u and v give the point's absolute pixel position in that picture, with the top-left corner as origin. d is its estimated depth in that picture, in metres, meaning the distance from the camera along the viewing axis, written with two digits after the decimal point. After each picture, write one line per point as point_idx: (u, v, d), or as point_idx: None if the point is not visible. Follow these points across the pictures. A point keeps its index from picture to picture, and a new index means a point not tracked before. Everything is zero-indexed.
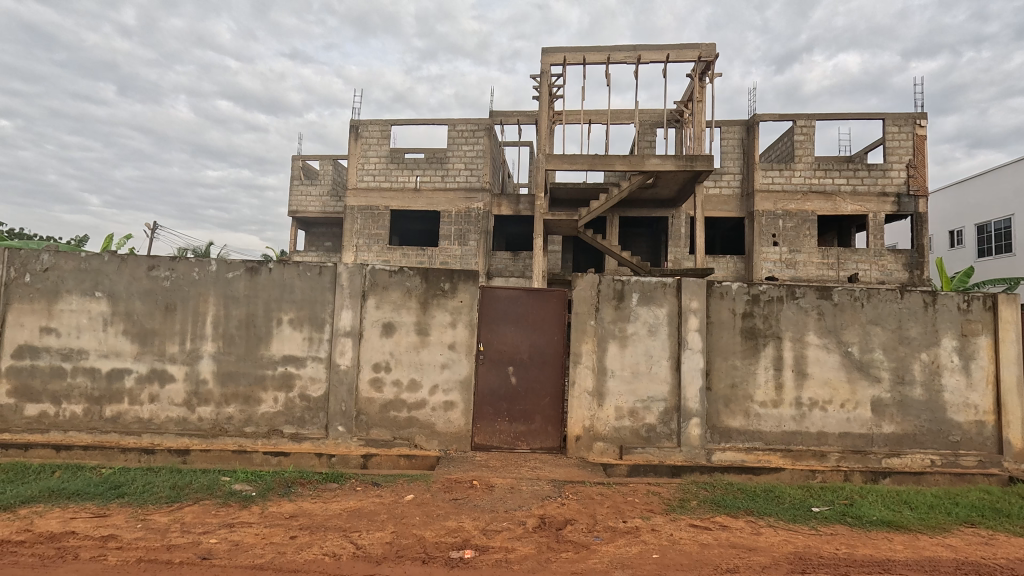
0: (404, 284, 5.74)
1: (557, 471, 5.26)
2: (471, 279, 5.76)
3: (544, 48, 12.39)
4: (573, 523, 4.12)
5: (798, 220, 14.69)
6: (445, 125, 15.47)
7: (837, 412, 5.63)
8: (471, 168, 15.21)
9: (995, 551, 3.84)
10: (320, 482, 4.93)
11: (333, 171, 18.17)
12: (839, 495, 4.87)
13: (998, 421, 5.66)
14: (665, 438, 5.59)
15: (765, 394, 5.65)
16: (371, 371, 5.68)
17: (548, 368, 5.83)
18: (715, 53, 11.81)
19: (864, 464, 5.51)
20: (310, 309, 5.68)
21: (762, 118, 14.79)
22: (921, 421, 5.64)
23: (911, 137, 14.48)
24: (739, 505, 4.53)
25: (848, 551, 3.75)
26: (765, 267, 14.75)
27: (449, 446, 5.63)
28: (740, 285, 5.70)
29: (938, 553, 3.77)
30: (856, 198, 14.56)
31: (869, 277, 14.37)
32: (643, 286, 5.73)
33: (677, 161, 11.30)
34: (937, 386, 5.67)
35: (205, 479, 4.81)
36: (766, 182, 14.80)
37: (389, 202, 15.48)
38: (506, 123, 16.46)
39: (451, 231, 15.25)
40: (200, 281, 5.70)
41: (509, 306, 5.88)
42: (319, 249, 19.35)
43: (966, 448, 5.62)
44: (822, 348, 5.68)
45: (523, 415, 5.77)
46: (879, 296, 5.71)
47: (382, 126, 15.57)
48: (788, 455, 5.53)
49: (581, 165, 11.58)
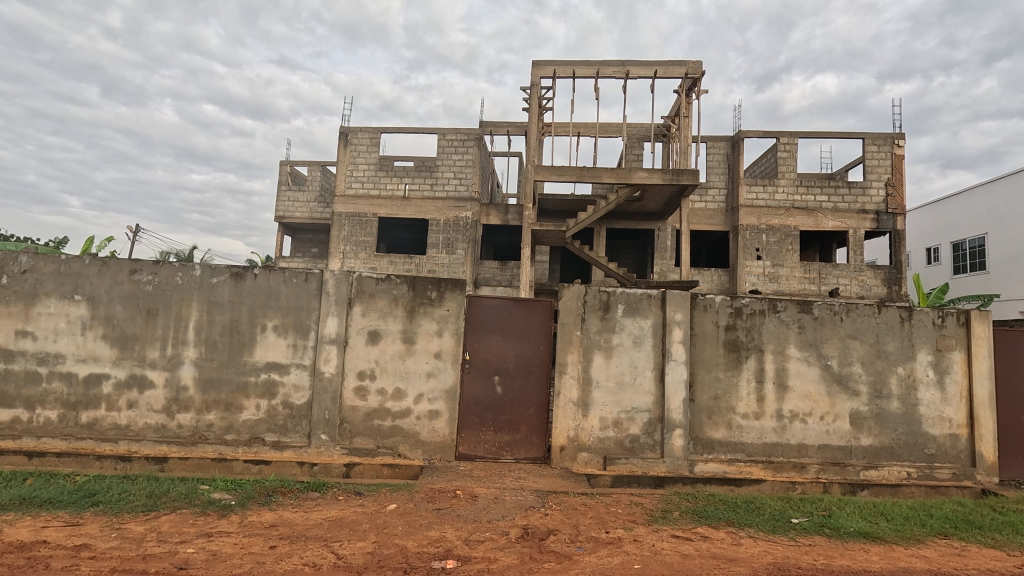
0: (391, 292, 5.73)
1: (542, 481, 5.24)
2: (458, 288, 5.79)
3: (534, 61, 12.57)
4: (556, 533, 4.12)
5: (781, 235, 14.97)
6: (435, 134, 15.50)
7: (817, 424, 5.73)
8: (460, 177, 15.26)
9: (967, 562, 3.93)
10: (302, 491, 4.87)
11: (322, 177, 18.05)
12: (818, 506, 4.93)
13: (972, 435, 5.81)
14: (649, 449, 5.63)
15: (748, 405, 5.73)
16: (356, 379, 5.64)
17: (533, 378, 5.85)
18: (701, 70, 12.08)
19: (843, 476, 5.61)
20: (295, 316, 5.65)
21: (746, 134, 15.09)
22: (898, 433, 5.76)
23: (890, 156, 14.91)
24: (721, 516, 4.57)
25: (826, 562, 3.80)
26: (748, 280, 14.96)
27: (433, 456, 5.61)
28: (723, 297, 5.79)
29: (912, 565, 3.83)
30: (837, 215, 14.90)
31: (849, 292, 14.66)
32: (629, 297, 5.80)
33: (664, 174, 11.45)
34: (913, 400, 5.80)
35: (184, 487, 4.72)
36: (751, 197, 15.08)
37: (378, 209, 15.47)
38: (496, 133, 16.58)
39: (439, 239, 15.22)
40: (184, 286, 5.64)
41: (496, 316, 5.89)
42: (305, 255, 19.17)
43: (941, 460, 5.76)
44: (802, 361, 5.79)
45: (508, 425, 5.76)
46: (857, 310, 5.84)
47: (372, 133, 15.56)
48: (769, 466, 5.61)
49: (570, 177, 11.68)
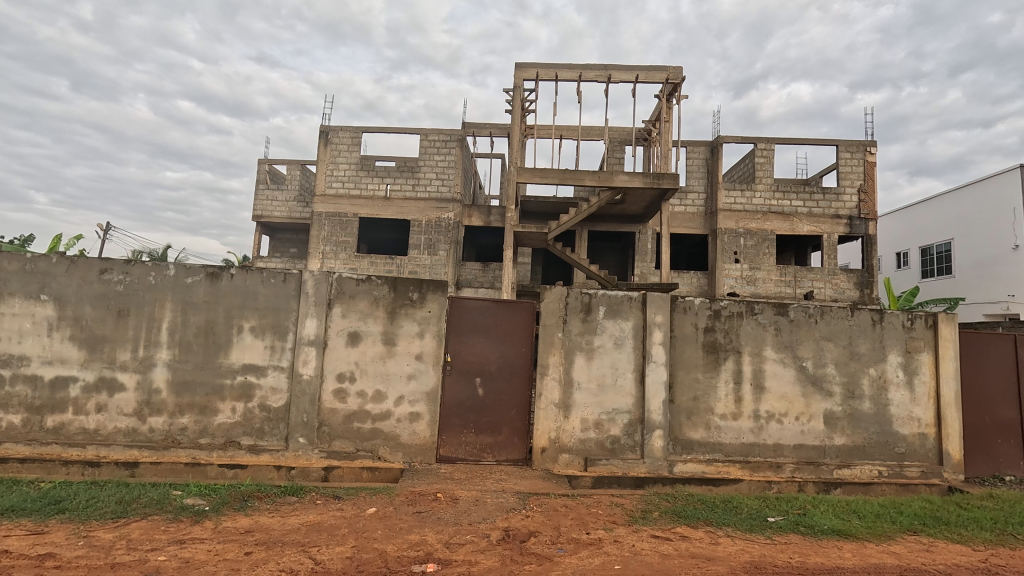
0: (372, 293, 5.67)
1: (523, 483, 5.24)
2: (441, 289, 5.75)
3: (517, 63, 12.60)
4: (537, 535, 4.12)
5: (758, 239, 15.26)
6: (417, 134, 15.41)
7: (792, 425, 5.85)
8: (442, 178, 15.18)
9: (934, 557, 4.05)
10: (279, 495, 4.78)
11: (301, 176, 17.78)
12: (794, 505, 5.03)
13: (939, 434, 5.99)
14: (629, 450, 5.68)
15: (726, 406, 5.82)
16: (336, 382, 5.57)
17: (515, 379, 5.85)
18: (682, 76, 12.25)
19: (817, 475, 5.74)
20: (273, 317, 5.55)
21: (725, 140, 15.35)
22: (870, 433, 5.92)
23: (862, 163, 15.32)
24: (700, 515, 4.63)
25: (801, 560, 3.88)
26: (726, 283, 15.20)
27: (414, 459, 5.56)
28: (702, 300, 5.88)
29: (883, 561, 3.93)
30: (812, 220, 15.25)
31: (823, 295, 15.03)
32: (610, 300, 5.84)
33: (645, 178, 11.59)
34: (884, 400, 5.96)
35: (155, 493, 4.59)
36: (729, 202, 15.33)
37: (358, 209, 15.30)
38: (479, 135, 16.56)
39: (421, 240, 15.11)
40: (157, 285, 5.50)
41: (478, 317, 5.88)
42: (284, 255, 18.87)
43: (911, 459, 5.93)
44: (779, 362, 5.90)
45: (490, 427, 5.75)
46: (832, 313, 5.98)
47: (353, 133, 15.38)
48: (746, 466, 5.70)
49: (552, 179, 11.72)
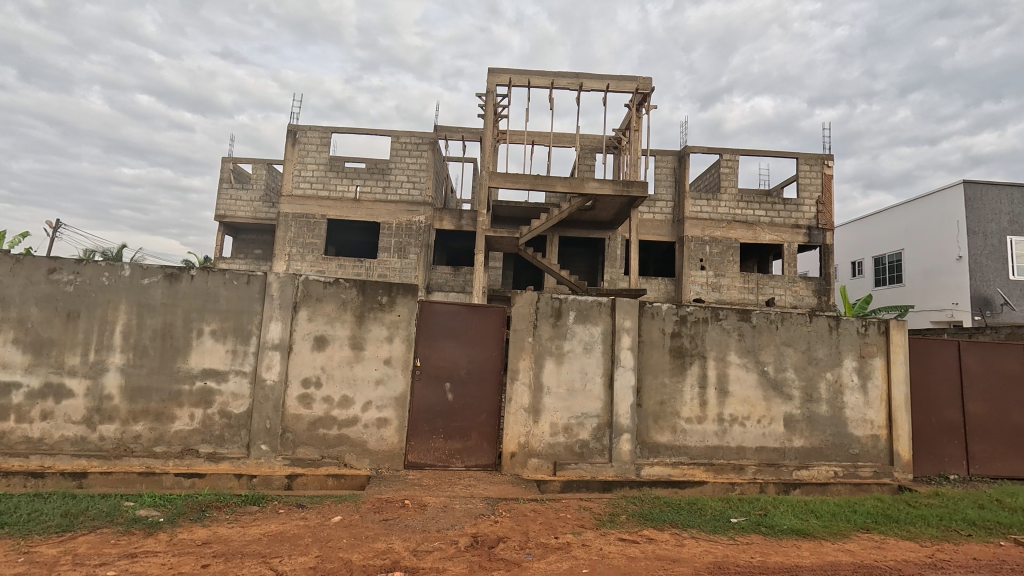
0: (339, 297, 5.56)
1: (492, 489, 5.21)
2: (410, 293, 5.69)
3: (490, 68, 12.63)
4: (506, 541, 4.11)
5: (723, 247, 15.70)
6: (388, 136, 15.24)
7: (754, 428, 6.02)
8: (413, 181, 15.05)
9: (886, 554, 4.23)
10: (239, 505, 4.62)
11: (267, 176, 17.32)
12: (755, 506, 5.17)
13: (890, 436, 6.28)
14: (598, 454, 5.74)
15: (691, 410, 5.94)
16: (301, 387, 5.43)
17: (485, 384, 5.83)
18: (651, 86, 12.52)
19: (778, 476, 5.92)
20: (236, 320, 5.38)
21: (692, 150, 15.76)
22: (826, 435, 6.15)
23: (820, 176, 15.98)
24: (666, 517, 4.71)
25: (762, 559, 3.98)
26: (693, 289, 15.56)
27: (381, 465, 5.47)
28: (669, 306, 6.00)
29: (838, 558, 4.08)
30: (774, 229, 15.80)
31: (783, 302, 15.56)
32: (580, 305, 5.89)
33: (615, 185, 11.78)
34: (840, 403, 6.21)
35: (106, 505, 4.36)
36: (695, 210, 15.74)
37: (326, 211, 15.01)
38: (451, 138, 16.51)
39: (391, 243, 14.93)
40: (111, 286, 5.25)
41: (448, 322, 5.84)
42: (248, 257, 18.33)
43: (864, 460, 6.19)
44: (741, 367, 6.07)
45: (459, 432, 5.71)
46: (791, 319, 6.20)
47: (322, 133, 15.09)
48: (711, 468, 5.83)
49: (524, 185, 11.78)
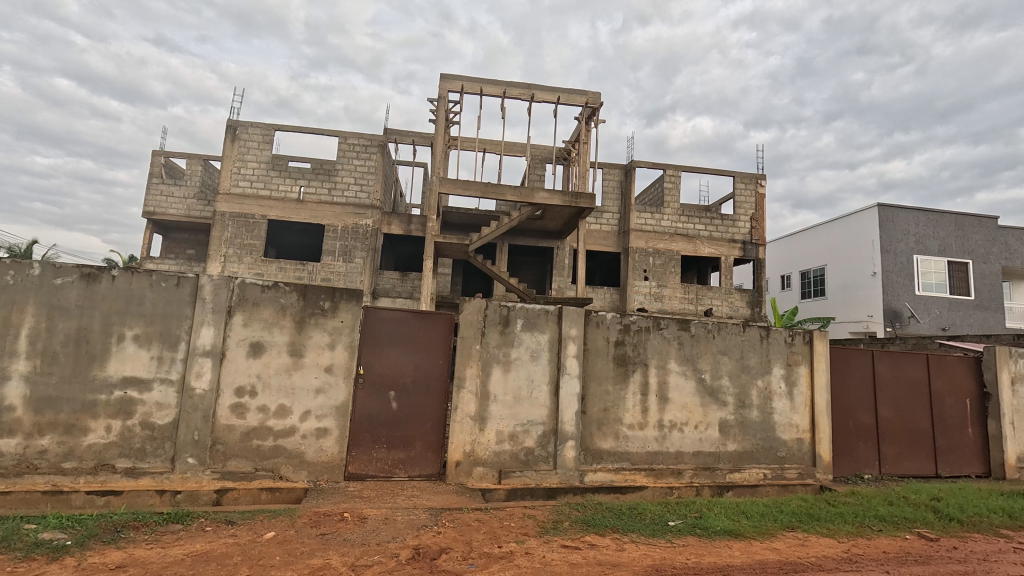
0: (278, 301, 5.32)
1: (435, 499, 5.13)
2: (355, 299, 5.53)
3: (442, 74, 12.59)
4: (448, 551, 4.05)
5: (665, 259, 16.33)
6: (336, 136, 14.83)
7: (691, 433, 6.26)
8: (361, 184, 14.69)
9: (808, 551, 4.50)
10: (160, 523, 4.29)
11: (203, 172, 16.37)
12: (691, 509, 5.37)
13: (813, 439, 6.71)
14: (543, 461, 5.78)
15: (633, 417, 6.11)
16: (233, 396, 5.14)
17: (431, 392, 5.74)
18: (600, 101, 12.90)
19: (712, 479, 6.19)
20: (162, 325, 5.03)
21: (638, 164, 16.34)
22: (757, 439, 6.49)
23: (754, 194, 16.99)
24: (607, 523, 4.80)
25: (696, 560, 4.14)
26: (637, 299, 16.07)
27: (319, 477, 5.26)
28: (613, 315, 6.16)
29: (766, 556, 4.31)
30: (712, 243, 16.61)
31: (720, 312, 16.36)
32: (528, 313, 5.94)
33: (564, 196, 12.00)
34: (769, 409, 6.58)
35: (2, 529, 3.93)
36: (640, 223, 16.30)
37: (267, 211, 14.37)
38: (401, 142, 16.28)
39: (336, 247, 14.48)
40: (16, 286, 4.78)
41: (394, 328, 5.72)
42: (179, 257, 17.23)
43: (790, 462, 6.58)
44: (681, 374, 6.31)
45: (403, 442, 5.58)
46: (727, 329, 6.52)
47: (265, 130, 14.47)
48: (651, 473, 6.01)
49: (474, 192, 11.78)
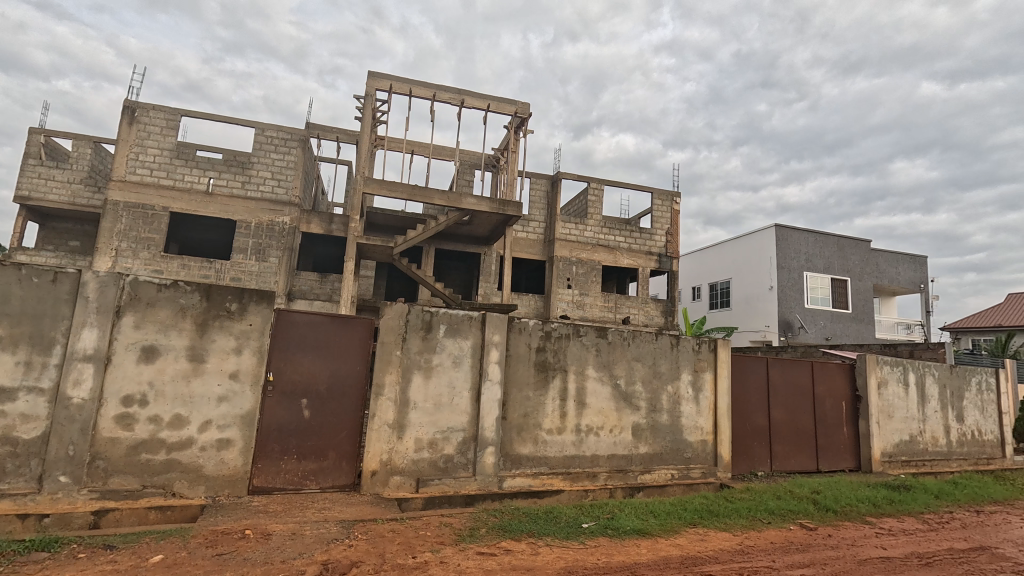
0: (177, 301, 4.89)
1: (348, 511, 4.93)
2: (266, 301, 5.21)
3: (370, 71, 12.25)
4: (359, 565, 3.90)
5: (587, 268, 16.92)
6: (251, 127, 13.93)
7: (607, 437, 6.51)
8: (278, 179, 13.89)
9: (707, 545, 4.82)
10: (21, 553, 3.76)
11: (93, 156, 14.67)
12: (604, 510, 5.57)
13: (715, 440, 7.22)
14: (462, 468, 5.75)
15: (552, 422, 6.25)
16: (119, 406, 4.64)
17: (347, 399, 5.52)
18: (529, 112, 13.15)
19: (625, 481, 6.48)
20: (33, 326, 4.45)
21: (564, 176, 16.83)
22: (666, 441, 6.87)
23: (670, 210, 18.09)
24: (523, 528, 4.86)
25: (606, 560, 4.30)
26: (560, 306, 16.50)
27: (219, 492, 4.88)
28: (536, 322, 6.27)
29: (669, 552, 4.57)
30: (631, 254, 17.45)
31: (637, 320, 17.21)
32: (451, 319, 5.90)
33: (492, 203, 12.09)
34: (678, 412, 7.00)
35: None
36: (565, 233, 16.78)
37: (169, 202, 13.18)
38: (324, 138, 15.61)
39: (248, 244, 13.57)
40: None
41: (308, 332, 5.44)
42: (59, 249, 15.31)
43: (695, 462, 7.03)
44: (598, 380, 6.55)
45: (314, 452, 5.31)
46: (641, 337, 6.87)
47: (169, 114, 13.30)
48: (567, 477, 6.17)
49: (401, 194, 11.54)
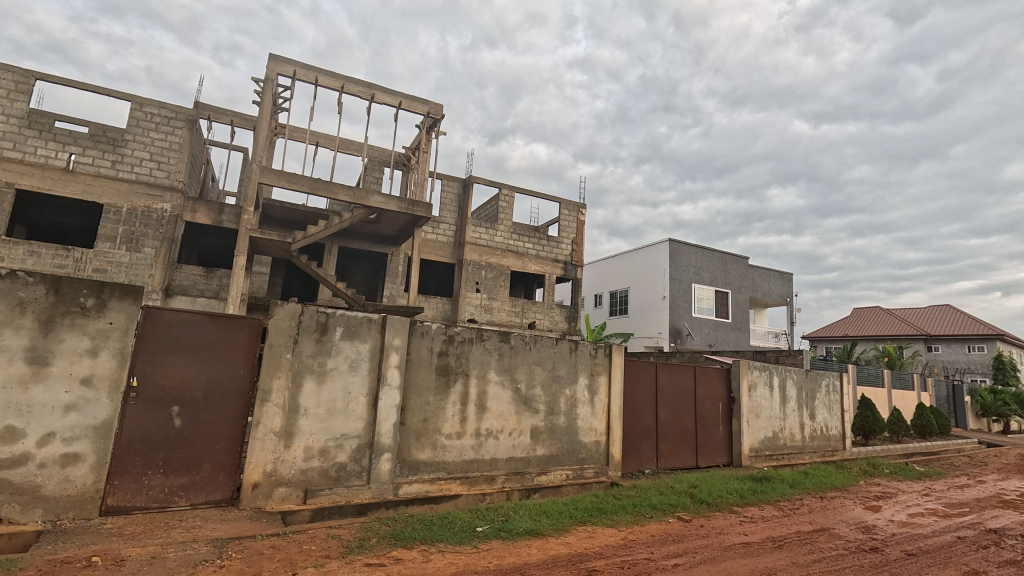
0: (15, 295, 4.21)
1: (223, 528, 4.53)
2: (131, 297, 4.65)
3: (271, 53, 11.44)
4: None
5: (496, 273, 17.10)
6: (127, 100, 12.39)
7: (506, 440, 6.61)
8: (158, 161, 12.49)
9: (594, 542, 5.06)
10: None
11: None
12: (499, 513, 5.64)
13: (607, 440, 7.61)
14: (355, 476, 5.52)
15: (452, 426, 6.21)
16: None
17: (227, 406, 5.07)
18: (442, 113, 13.05)
19: (521, 483, 6.61)
20: None
21: (476, 180, 16.90)
22: (562, 443, 7.12)
23: (576, 220, 18.85)
24: (416, 535, 4.77)
25: (497, 562, 4.35)
26: (468, 310, 16.50)
27: (62, 516, 4.25)
28: (438, 325, 6.21)
29: (558, 551, 4.73)
30: (538, 261, 17.92)
31: (542, 325, 17.70)
32: (349, 321, 5.66)
33: (400, 202, 11.82)
34: (574, 415, 7.28)
35: None
36: (475, 236, 16.83)
37: (15, 178, 11.32)
38: (216, 121, 14.32)
39: (118, 232, 12.05)
40: None
41: (183, 333, 4.93)
42: None
43: (588, 462, 7.36)
44: (499, 384, 6.63)
45: (186, 465, 4.81)
46: (542, 342, 7.06)
47: (19, 76, 11.46)
48: (465, 481, 6.17)
49: (302, 187, 10.89)
